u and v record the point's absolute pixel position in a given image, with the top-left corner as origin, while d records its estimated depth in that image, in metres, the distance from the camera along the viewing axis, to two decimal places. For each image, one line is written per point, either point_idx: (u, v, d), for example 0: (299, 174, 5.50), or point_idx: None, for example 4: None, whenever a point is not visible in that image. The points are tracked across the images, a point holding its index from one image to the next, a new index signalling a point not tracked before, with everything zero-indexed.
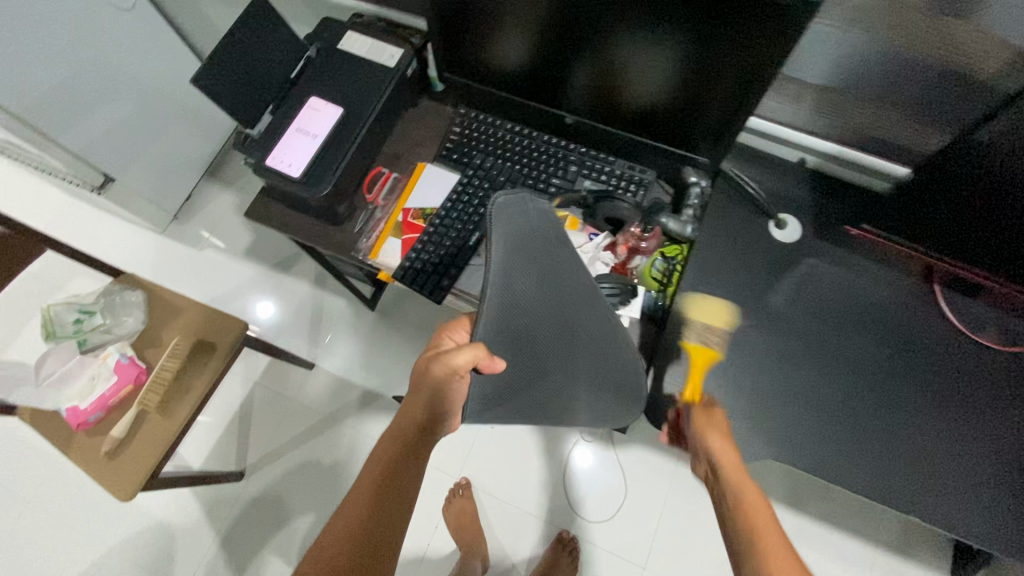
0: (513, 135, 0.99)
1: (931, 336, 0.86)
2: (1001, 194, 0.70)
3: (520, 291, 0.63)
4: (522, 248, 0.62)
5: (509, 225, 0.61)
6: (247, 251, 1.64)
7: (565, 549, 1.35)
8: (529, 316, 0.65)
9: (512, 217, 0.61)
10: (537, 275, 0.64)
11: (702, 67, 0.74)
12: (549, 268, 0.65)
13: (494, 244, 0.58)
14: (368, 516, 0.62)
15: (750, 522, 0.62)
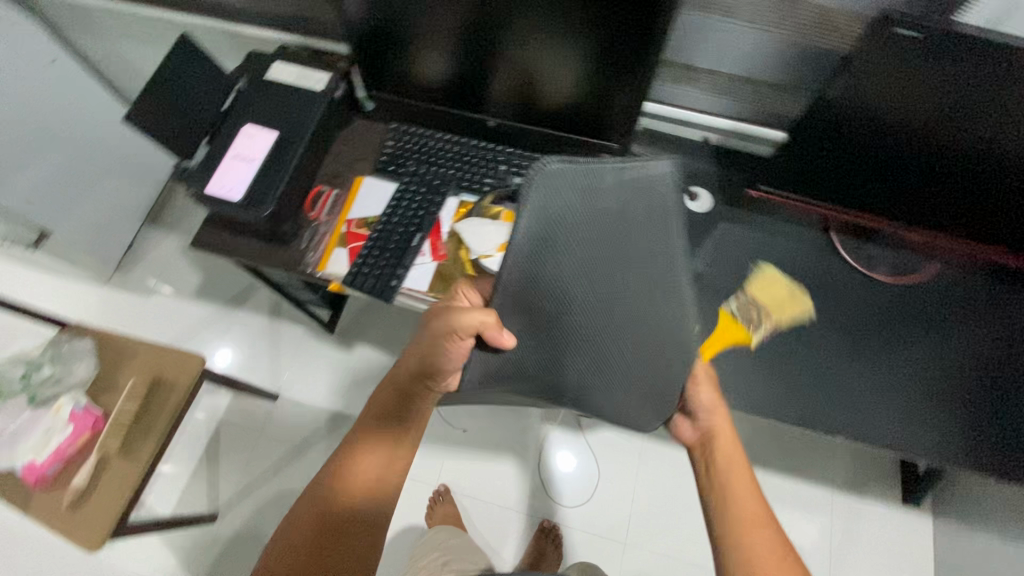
0: (443, 144, 1.02)
1: (839, 280, 0.97)
2: (872, 148, 0.80)
3: (554, 269, 0.62)
4: (568, 215, 0.61)
5: (548, 203, 0.58)
6: (197, 291, 1.67)
7: (548, 538, 1.38)
8: (566, 290, 0.64)
9: (557, 194, 0.59)
10: (579, 255, 0.62)
11: (600, 62, 0.85)
12: (595, 251, 0.63)
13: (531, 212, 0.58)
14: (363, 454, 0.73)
15: (748, 529, 0.66)
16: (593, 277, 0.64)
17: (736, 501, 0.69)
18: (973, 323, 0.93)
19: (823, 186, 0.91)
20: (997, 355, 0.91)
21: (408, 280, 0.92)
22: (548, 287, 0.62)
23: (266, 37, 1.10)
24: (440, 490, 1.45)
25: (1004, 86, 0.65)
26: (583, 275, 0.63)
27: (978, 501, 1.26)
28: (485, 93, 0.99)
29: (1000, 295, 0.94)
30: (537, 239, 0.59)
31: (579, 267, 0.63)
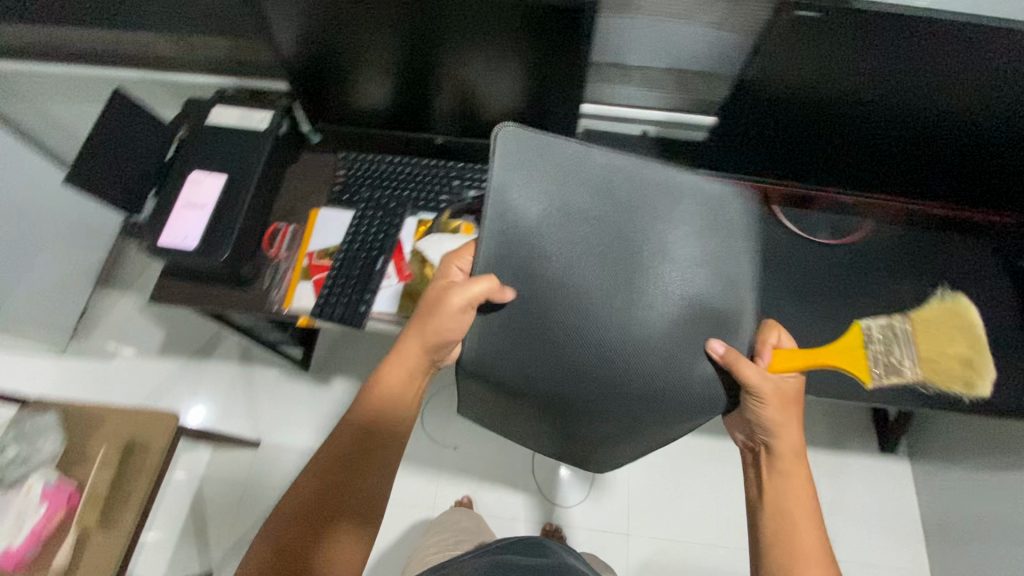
0: (395, 167, 1.04)
1: (785, 249, 1.03)
2: (797, 122, 0.85)
3: (538, 235, 0.60)
4: (549, 179, 0.61)
5: (510, 163, 0.60)
6: (162, 347, 1.62)
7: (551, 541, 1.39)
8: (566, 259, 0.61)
9: (519, 153, 0.60)
10: (568, 219, 0.61)
11: (535, 71, 0.89)
12: (585, 212, 0.61)
13: (494, 176, 0.60)
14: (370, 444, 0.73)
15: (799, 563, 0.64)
16: (589, 237, 0.61)
17: (795, 527, 0.67)
18: (908, 272, 1.01)
19: (760, 163, 0.96)
20: (933, 298, 0.99)
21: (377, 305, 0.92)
22: (537, 250, 0.61)
23: (201, 83, 1.10)
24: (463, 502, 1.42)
25: (905, 48, 0.71)
26: (580, 240, 0.61)
27: (947, 438, 1.34)
28: (428, 112, 1.02)
29: (929, 242, 1.02)
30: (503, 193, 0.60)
31: (572, 233, 0.61)
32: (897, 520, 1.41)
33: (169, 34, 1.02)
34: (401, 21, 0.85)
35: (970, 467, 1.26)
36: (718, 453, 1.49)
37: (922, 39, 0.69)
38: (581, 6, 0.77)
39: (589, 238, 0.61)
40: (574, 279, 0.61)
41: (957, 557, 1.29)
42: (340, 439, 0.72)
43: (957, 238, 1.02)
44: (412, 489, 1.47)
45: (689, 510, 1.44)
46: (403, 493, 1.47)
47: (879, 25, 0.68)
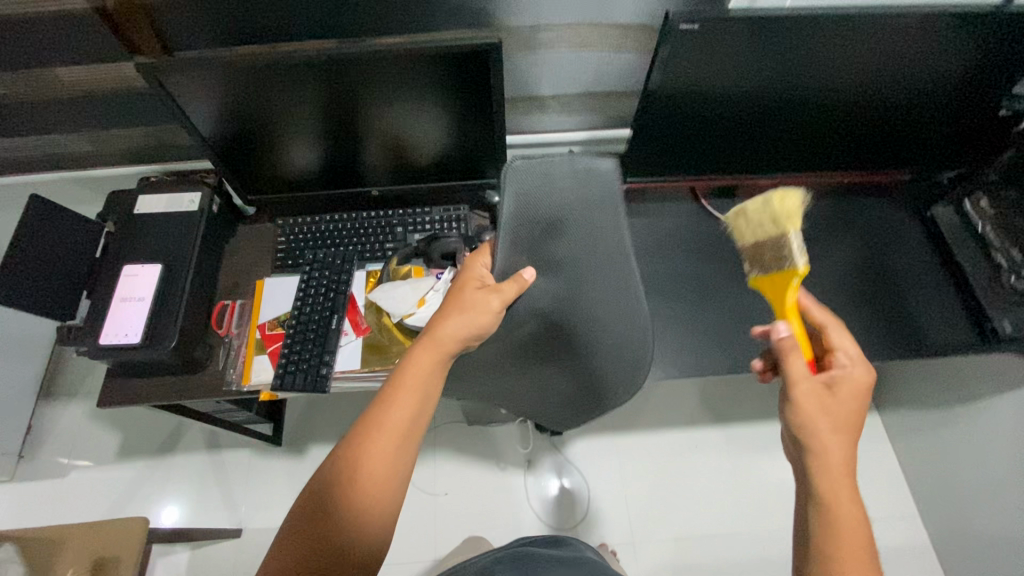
0: (335, 225, 1.04)
1: (720, 238, 1.09)
2: (705, 122, 0.92)
3: (545, 252, 0.64)
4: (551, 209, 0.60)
5: (518, 194, 0.59)
6: (119, 452, 1.54)
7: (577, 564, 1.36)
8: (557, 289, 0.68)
9: (530, 184, 0.58)
10: (572, 237, 0.61)
11: (458, 111, 0.92)
12: (595, 229, 0.60)
13: (508, 207, 0.60)
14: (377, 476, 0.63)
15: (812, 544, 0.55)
16: (598, 250, 0.61)
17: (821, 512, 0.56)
18: (835, 239, 1.08)
19: (680, 163, 1.02)
20: (860, 258, 1.06)
21: (338, 363, 0.91)
22: (543, 265, 0.66)
23: (123, 173, 1.08)
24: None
25: (788, 42, 0.78)
26: (586, 254, 0.62)
27: (905, 385, 1.41)
28: (360, 166, 1.03)
29: (846, 208, 1.10)
30: (517, 223, 0.61)
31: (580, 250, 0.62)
32: (879, 473, 1.47)
33: (81, 132, 1.00)
34: (317, 83, 0.86)
35: (931, 408, 1.34)
36: (703, 443, 1.52)
37: (796, 31, 0.76)
38: (485, 47, 0.81)
39: (596, 252, 0.61)
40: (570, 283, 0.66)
41: (938, 496, 1.35)
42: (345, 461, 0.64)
43: (869, 200, 1.10)
44: (409, 545, 1.43)
45: (686, 506, 1.45)
46: (402, 549, 1.43)
47: (757, 24, 0.75)
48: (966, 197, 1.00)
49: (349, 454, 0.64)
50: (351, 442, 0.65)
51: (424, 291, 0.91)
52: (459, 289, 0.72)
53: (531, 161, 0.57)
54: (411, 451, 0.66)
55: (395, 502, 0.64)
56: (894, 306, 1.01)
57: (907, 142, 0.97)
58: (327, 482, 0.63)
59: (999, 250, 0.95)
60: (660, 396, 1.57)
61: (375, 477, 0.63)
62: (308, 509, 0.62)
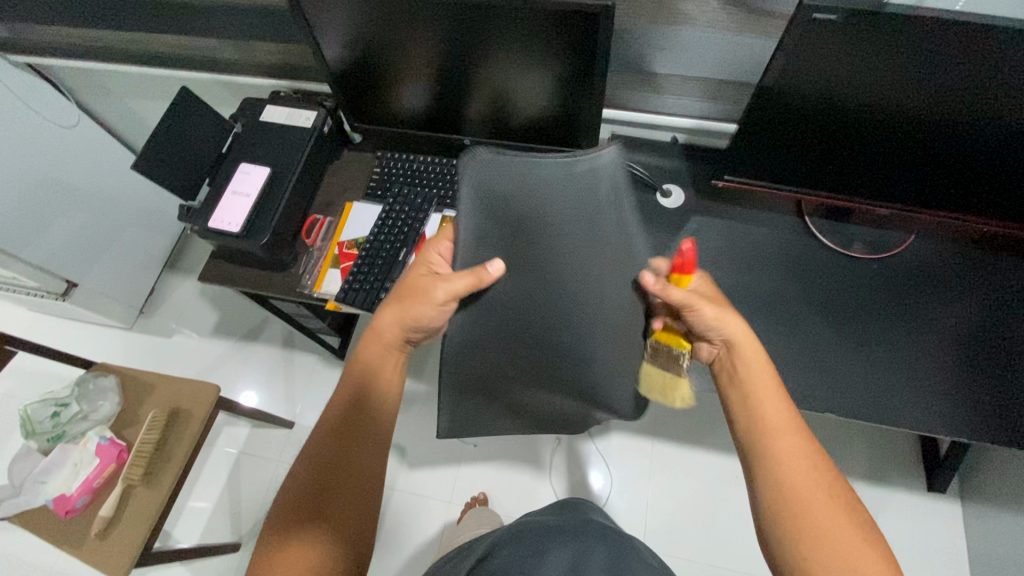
0: (425, 166, 1.09)
1: (816, 260, 0.99)
2: (823, 130, 0.83)
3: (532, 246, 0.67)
4: (502, 202, 0.65)
5: (484, 183, 0.65)
6: (214, 329, 1.76)
7: None
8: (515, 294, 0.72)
9: (496, 177, 0.64)
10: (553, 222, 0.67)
11: (562, 75, 0.92)
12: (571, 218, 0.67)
13: (466, 190, 0.65)
14: (349, 457, 0.72)
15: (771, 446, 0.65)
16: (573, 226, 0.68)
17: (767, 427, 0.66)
18: (954, 293, 0.94)
19: (785, 173, 0.93)
20: (979, 321, 0.92)
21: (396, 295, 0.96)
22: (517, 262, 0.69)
23: (258, 84, 1.20)
24: (478, 497, 1.45)
25: (942, 54, 0.68)
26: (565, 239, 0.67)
27: (1001, 480, 1.23)
28: (460, 118, 1.07)
29: (974, 261, 0.96)
30: (485, 206, 0.65)
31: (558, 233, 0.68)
32: (940, 564, 1.30)
33: (233, 41, 1.13)
34: (434, 30, 0.90)
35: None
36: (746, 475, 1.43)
37: (954, 44, 0.66)
38: (597, 11, 0.79)
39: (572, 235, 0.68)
40: (552, 266, 0.69)
41: None
42: (319, 447, 0.72)
43: (1007, 257, 0.95)
44: (431, 482, 1.51)
45: (708, 530, 1.39)
46: (423, 484, 1.51)
47: (908, 29, 0.66)
48: None
49: (323, 441, 0.72)
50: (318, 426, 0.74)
51: None
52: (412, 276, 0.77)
53: (501, 155, 0.64)
54: (378, 424, 0.76)
55: (374, 465, 0.74)
56: (1005, 383, 0.88)
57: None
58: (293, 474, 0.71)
59: None
60: (711, 415, 1.50)
61: (352, 456, 0.72)
62: (292, 497, 0.70)
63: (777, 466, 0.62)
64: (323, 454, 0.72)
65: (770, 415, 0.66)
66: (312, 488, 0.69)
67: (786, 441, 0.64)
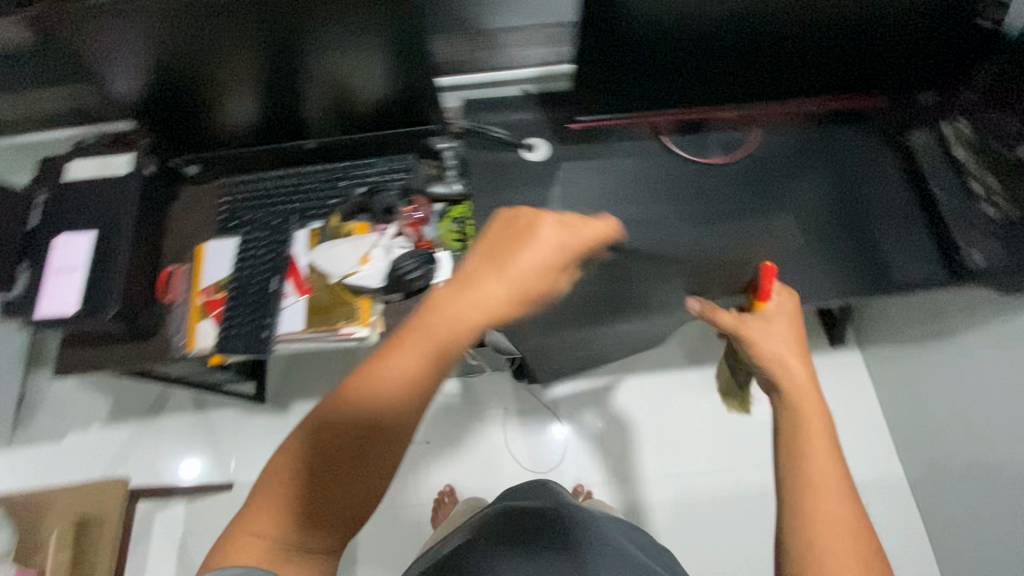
0: (276, 181, 1.00)
1: (681, 175, 1.03)
2: (652, 49, 0.84)
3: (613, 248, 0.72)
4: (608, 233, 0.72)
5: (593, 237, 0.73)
6: (109, 415, 1.58)
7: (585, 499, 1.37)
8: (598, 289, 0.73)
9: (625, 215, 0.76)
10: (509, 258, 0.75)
11: (384, 48, 0.85)
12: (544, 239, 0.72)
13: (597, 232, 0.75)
14: (377, 444, 0.55)
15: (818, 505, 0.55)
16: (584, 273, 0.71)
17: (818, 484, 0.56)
18: (804, 173, 1.02)
19: (633, 97, 0.94)
20: (829, 192, 1.00)
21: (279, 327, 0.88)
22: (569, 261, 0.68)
23: (52, 139, 1.03)
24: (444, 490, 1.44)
25: None
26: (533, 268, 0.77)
27: (884, 319, 1.39)
28: (298, 121, 0.98)
29: (815, 138, 1.03)
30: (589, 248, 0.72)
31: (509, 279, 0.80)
32: (854, 405, 1.47)
33: None
34: (235, 34, 0.81)
35: (907, 340, 1.31)
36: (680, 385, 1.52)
37: None
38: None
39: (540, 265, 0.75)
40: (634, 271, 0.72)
41: (915, 434, 1.34)
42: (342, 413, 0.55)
43: (840, 126, 1.03)
44: (393, 492, 1.48)
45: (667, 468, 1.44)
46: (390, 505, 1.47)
47: None
48: (948, 120, 0.97)
49: (353, 410, 0.55)
50: (356, 416, 0.55)
51: (366, 248, 0.90)
52: (538, 260, 0.61)
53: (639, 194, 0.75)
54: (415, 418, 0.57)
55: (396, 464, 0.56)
56: (862, 241, 0.96)
57: (883, 63, 0.89)
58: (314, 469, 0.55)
59: (976, 176, 0.92)
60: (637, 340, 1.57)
61: (376, 446, 0.55)
62: (297, 455, 0.55)
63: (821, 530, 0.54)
64: (349, 425, 0.55)
65: (824, 483, 0.56)
66: (325, 464, 0.54)
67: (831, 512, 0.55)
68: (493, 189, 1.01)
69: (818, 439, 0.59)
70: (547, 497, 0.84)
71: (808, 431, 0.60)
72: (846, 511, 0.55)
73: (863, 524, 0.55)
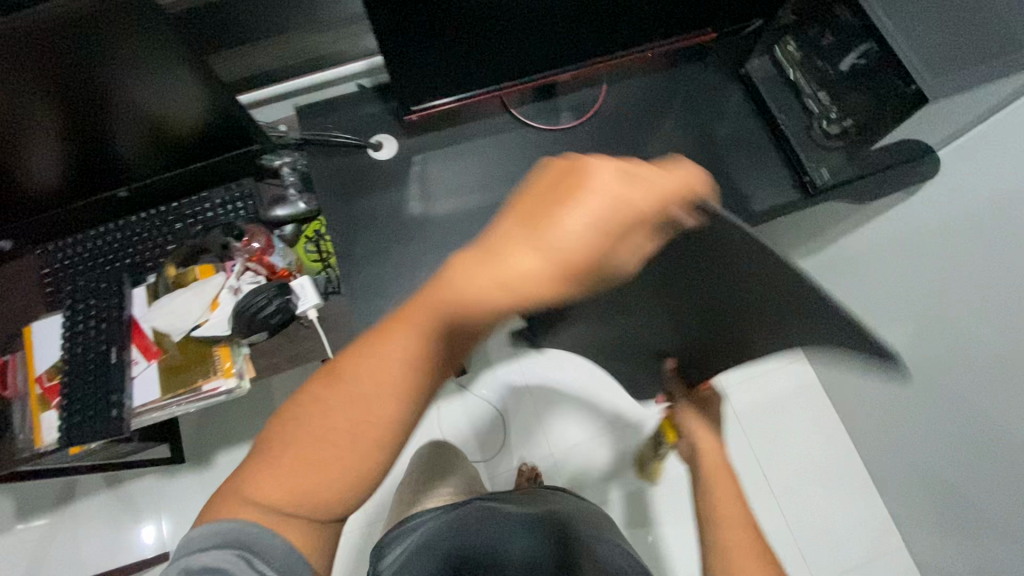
0: (101, 238, 0.88)
1: (537, 145, 1.00)
2: (462, 25, 0.79)
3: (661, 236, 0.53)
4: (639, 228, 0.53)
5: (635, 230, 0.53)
6: (14, 517, 1.44)
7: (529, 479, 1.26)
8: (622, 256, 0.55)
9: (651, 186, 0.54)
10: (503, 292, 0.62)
11: (167, 77, 0.72)
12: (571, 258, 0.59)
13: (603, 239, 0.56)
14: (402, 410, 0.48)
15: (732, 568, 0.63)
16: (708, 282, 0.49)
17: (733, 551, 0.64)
18: (657, 119, 1.00)
19: (461, 74, 0.88)
20: (684, 133, 0.99)
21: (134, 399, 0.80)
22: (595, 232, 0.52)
23: None
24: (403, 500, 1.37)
25: None
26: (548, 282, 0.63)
27: None
28: (111, 163, 0.83)
29: (664, 82, 1.02)
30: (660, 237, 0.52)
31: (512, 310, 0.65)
32: None
33: None
34: (5, 83, 0.65)
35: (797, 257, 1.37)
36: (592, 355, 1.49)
37: None
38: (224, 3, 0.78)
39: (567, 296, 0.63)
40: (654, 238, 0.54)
41: None
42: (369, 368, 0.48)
43: (683, 66, 1.02)
44: None
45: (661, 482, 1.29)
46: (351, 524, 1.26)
47: None
48: (776, 43, 0.96)
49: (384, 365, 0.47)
50: (387, 375, 0.47)
51: (214, 292, 0.83)
52: (587, 225, 0.42)
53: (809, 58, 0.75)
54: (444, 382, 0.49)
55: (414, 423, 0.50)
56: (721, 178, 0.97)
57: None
58: (362, 418, 0.47)
59: (810, 96, 0.94)
60: None
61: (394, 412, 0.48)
62: (319, 396, 0.48)
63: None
64: (374, 380, 0.47)
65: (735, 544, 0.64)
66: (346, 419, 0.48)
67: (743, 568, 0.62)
68: (344, 200, 0.94)
69: (727, 508, 0.67)
70: (541, 506, 0.89)
71: (717, 502, 0.68)
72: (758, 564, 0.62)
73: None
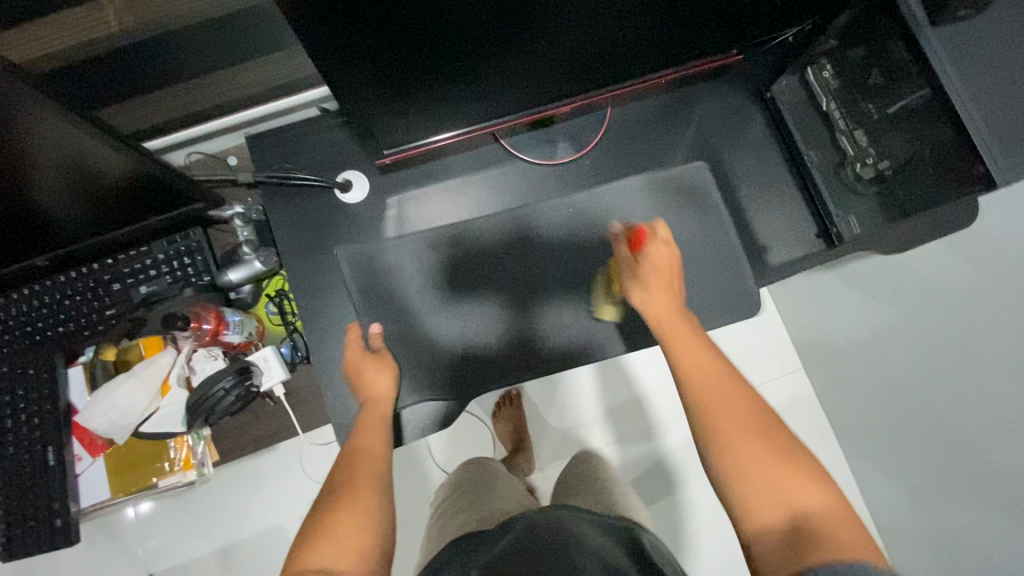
0: (21, 303, 0.75)
1: (530, 182, 0.87)
2: (439, 79, 0.64)
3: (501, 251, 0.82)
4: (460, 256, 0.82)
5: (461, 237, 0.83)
6: None
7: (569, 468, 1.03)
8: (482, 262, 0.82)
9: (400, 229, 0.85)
10: (451, 313, 0.81)
11: (68, 149, 0.58)
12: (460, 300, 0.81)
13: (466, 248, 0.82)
14: (376, 475, 0.61)
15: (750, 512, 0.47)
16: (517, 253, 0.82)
17: (725, 457, 0.50)
18: (666, 152, 0.88)
19: (437, 117, 0.73)
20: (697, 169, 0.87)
21: (84, 500, 0.73)
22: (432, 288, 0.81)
23: None
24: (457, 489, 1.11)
25: None
26: (477, 307, 0.81)
27: None
28: (29, 230, 0.67)
29: (677, 107, 0.89)
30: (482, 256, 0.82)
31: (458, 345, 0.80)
32: None
33: None
34: None
35: None
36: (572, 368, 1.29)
37: None
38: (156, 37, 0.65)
39: (500, 301, 0.81)
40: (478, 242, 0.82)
41: None
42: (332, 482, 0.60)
43: (700, 88, 0.88)
44: None
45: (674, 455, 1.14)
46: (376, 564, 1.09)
47: None
48: (810, 64, 0.82)
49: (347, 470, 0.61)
50: (347, 473, 0.61)
51: (164, 372, 0.73)
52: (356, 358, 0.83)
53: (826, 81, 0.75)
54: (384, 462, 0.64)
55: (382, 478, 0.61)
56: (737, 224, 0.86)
57: (748, 12, 0.70)
58: (361, 462, 0.61)
59: (845, 133, 0.81)
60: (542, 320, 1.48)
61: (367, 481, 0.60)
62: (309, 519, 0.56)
63: (755, 506, 0.47)
64: (340, 478, 0.60)
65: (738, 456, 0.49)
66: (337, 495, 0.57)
67: (764, 497, 0.47)
68: (309, 254, 0.82)
69: (729, 424, 0.51)
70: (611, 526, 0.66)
71: (706, 406, 0.53)
72: (789, 473, 0.48)
73: (811, 487, 0.47)
